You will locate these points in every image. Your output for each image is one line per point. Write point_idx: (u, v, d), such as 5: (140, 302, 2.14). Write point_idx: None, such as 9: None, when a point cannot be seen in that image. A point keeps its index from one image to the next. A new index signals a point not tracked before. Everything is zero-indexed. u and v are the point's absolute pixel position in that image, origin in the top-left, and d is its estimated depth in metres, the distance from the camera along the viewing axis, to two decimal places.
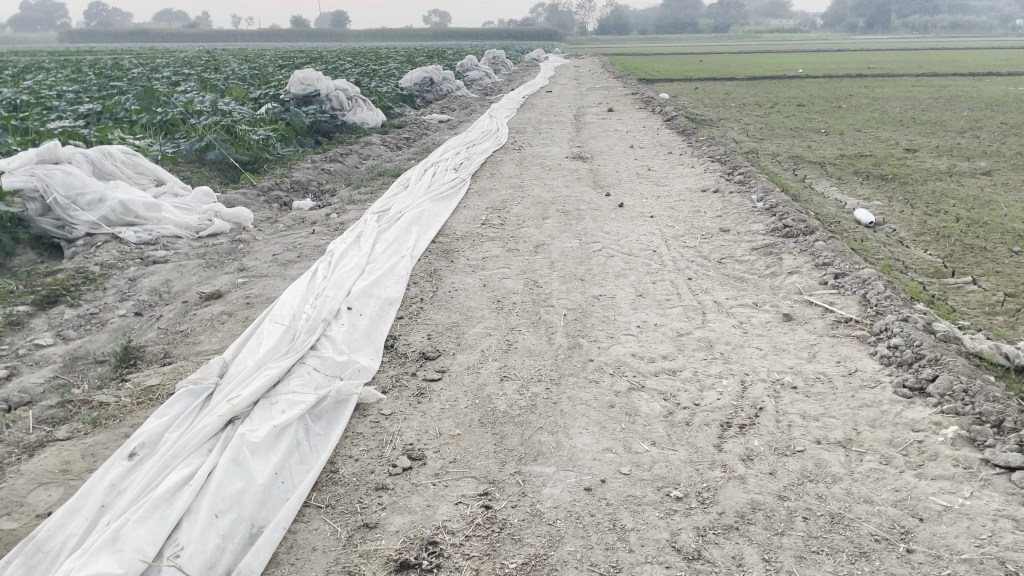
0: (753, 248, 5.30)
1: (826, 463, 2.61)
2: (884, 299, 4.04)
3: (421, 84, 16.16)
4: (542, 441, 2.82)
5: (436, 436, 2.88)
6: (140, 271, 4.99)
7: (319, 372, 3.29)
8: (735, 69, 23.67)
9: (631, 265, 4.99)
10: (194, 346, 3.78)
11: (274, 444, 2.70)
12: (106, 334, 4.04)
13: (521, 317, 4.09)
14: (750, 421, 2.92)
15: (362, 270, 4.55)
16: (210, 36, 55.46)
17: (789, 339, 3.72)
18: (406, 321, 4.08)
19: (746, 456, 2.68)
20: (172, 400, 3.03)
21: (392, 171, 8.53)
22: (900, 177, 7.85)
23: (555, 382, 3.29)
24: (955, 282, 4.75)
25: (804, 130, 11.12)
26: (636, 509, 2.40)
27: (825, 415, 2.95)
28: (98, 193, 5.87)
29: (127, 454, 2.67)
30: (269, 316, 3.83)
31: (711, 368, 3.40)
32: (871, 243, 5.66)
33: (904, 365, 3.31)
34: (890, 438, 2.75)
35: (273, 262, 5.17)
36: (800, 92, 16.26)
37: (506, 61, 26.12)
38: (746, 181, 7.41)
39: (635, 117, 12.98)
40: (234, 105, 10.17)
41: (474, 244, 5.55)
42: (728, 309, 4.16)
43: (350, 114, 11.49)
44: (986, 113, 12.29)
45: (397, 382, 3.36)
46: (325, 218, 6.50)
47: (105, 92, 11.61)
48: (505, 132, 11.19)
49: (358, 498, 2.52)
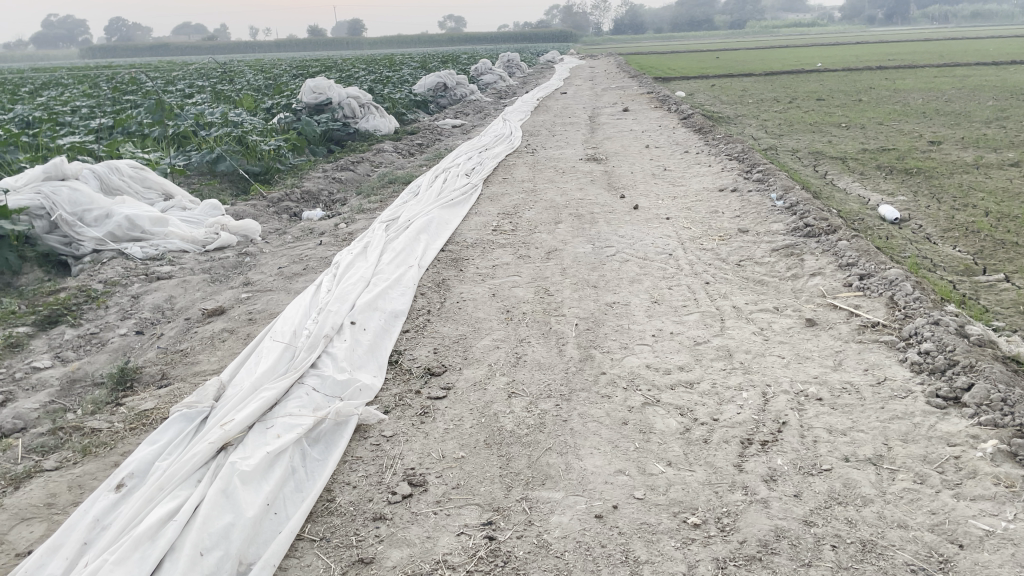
0: (773, 249, 5.10)
1: (855, 483, 2.43)
2: (913, 301, 3.83)
3: (436, 89, 16.05)
4: (551, 463, 2.66)
5: (439, 459, 2.73)
6: (144, 288, 4.89)
7: (319, 392, 3.15)
8: (752, 64, 23.37)
9: (646, 270, 4.81)
10: (192, 366, 3.66)
11: (267, 471, 2.57)
12: (106, 355, 3.94)
13: (532, 328, 3.93)
14: (773, 437, 2.75)
15: (367, 282, 4.41)
16: (229, 48, 55.82)
17: (812, 346, 3.53)
18: (412, 335, 3.93)
19: (769, 477, 2.50)
20: (165, 424, 2.91)
21: (403, 178, 8.41)
22: (925, 171, 7.61)
23: (565, 398, 3.13)
24: (986, 280, 4.54)
25: (823, 125, 10.88)
26: (650, 538, 2.23)
27: (853, 429, 2.77)
28: (104, 209, 5.78)
29: (114, 484, 2.55)
30: (270, 333, 3.70)
31: (731, 380, 3.22)
32: (897, 240, 5.45)
33: (936, 372, 3.11)
34: (925, 454, 2.56)
35: (278, 275, 5.05)
36: (820, 86, 15.98)
37: (520, 64, 25.91)
38: (765, 178, 7.20)
39: (650, 117, 12.78)
40: (245, 116, 10.10)
41: (484, 252, 5.40)
42: (748, 315, 3.98)
43: (363, 121, 11.38)
44: (1011, 102, 11.98)
45: (401, 401, 3.21)
46: (334, 228, 6.38)
47: (118, 107, 11.59)
48: (519, 135, 11.04)
49: (354, 530, 2.38)
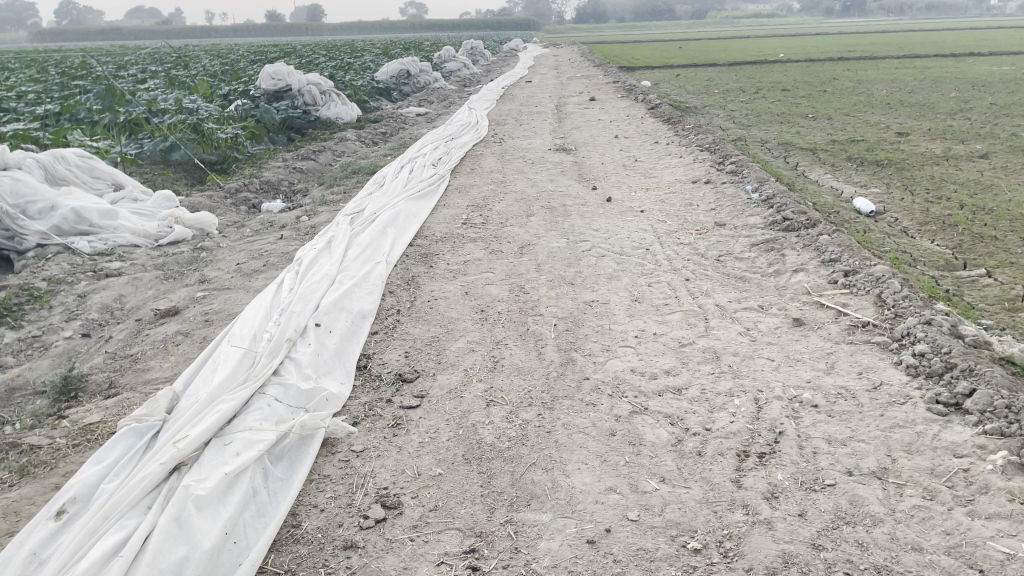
0: (752, 244, 4.96)
1: (862, 500, 2.28)
2: (902, 300, 3.71)
3: (398, 77, 15.73)
4: (536, 481, 2.46)
5: (414, 478, 2.51)
6: (91, 286, 4.58)
7: (282, 403, 2.91)
8: (716, 54, 23.34)
9: (623, 266, 4.63)
10: (143, 373, 3.38)
11: (225, 495, 2.34)
12: (48, 361, 3.65)
13: (508, 329, 3.73)
14: (770, 449, 2.59)
15: (331, 280, 4.16)
16: (184, 33, 54.26)
17: (802, 347, 3.39)
18: (381, 337, 3.70)
19: (770, 494, 2.34)
20: (112, 442, 2.66)
21: (367, 168, 8.12)
22: (896, 162, 7.55)
23: (548, 406, 2.94)
24: (968, 275, 4.43)
25: (790, 116, 10.81)
26: (648, 566, 2.06)
27: (853, 439, 2.62)
28: (49, 200, 5.45)
29: (54, 512, 2.31)
30: (228, 337, 3.45)
31: (721, 386, 3.05)
32: (874, 234, 5.34)
33: (934, 376, 2.98)
34: (932, 467, 2.43)
35: (236, 272, 4.78)
36: (785, 76, 15.95)
37: (484, 52, 25.58)
38: (739, 170, 7.07)
39: (617, 106, 12.61)
40: (200, 102, 9.73)
41: (454, 247, 5.18)
42: (732, 313, 3.82)
43: (324, 109, 11.07)
44: (974, 93, 12.03)
45: (372, 411, 2.99)
46: (296, 221, 6.10)
47: (67, 92, 11.12)
48: (485, 124, 10.78)
49: (322, 561, 2.16)
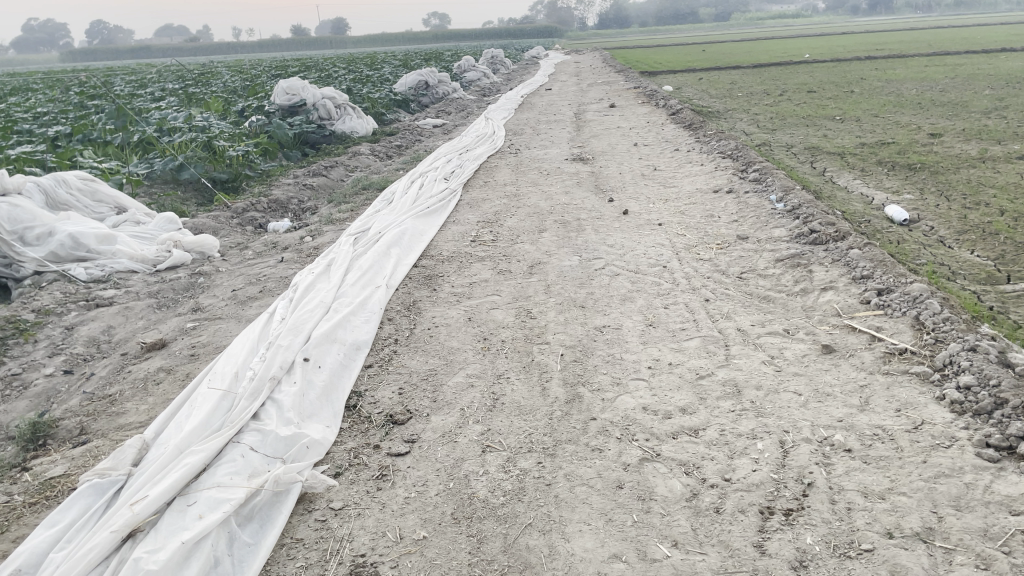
0: (777, 259, 4.64)
1: (904, 571, 1.98)
2: (942, 322, 3.37)
3: (417, 88, 15.53)
4: (531, 547, 2.18)
5: (395, 542, 2.25)
6: (81, 317, 4.38)
7: (257, 453, 2.65)
8: (740, 56, 22.88)
9: (637, 286, 4.34)
10: (118, 418, 3.14)
11: (180, 567, 2.09)
12: (25, 402, 3.43)
13: (511, 360, 3.46)
14: (798, 504, 2.29)
15: (326, 307, 3.91)
16: (212, 50, 54.87)
17: (833, 378, 3.07)
18: (375, 371, 3.45)
19: (799, 563, 2.05)
20: (69, 500, 2.42)
21: (377, 183, 7.89)
22: (929, 165, 7.17)
23: (549, 453, 2.66)
24: (1013, 289, 4.07)
25: (816, 118, 10.44)
26: None
27: (893, 491, 2.31)
28: (46, 226, 5.25)
29: None
30: (209, 376, 3.21)
31: (742, 426, 2.75)
32: (909, 245, 4.99)
33: (982, 414, 2.66)
34: (985, 527, 2.12)
35: (231, 299, 4.56)
36: (811, 77, 15.52)
37: (505, 61, 25.38)
38: (762, 178, 6.75)
39: (637, 112, 12.30)
40: (212, 118, 9.58)
41: (460, 267, 4.92)
42: (756, 339, 3.52)
43: (339, 122, 10.89)
44: (1011, 91, 11.54)
45: (356, 459, 2.73)
46: (300, 242, 5.88)
47: (81, 112, 11.02)
48: (501, 134, 10.53)
49: None
